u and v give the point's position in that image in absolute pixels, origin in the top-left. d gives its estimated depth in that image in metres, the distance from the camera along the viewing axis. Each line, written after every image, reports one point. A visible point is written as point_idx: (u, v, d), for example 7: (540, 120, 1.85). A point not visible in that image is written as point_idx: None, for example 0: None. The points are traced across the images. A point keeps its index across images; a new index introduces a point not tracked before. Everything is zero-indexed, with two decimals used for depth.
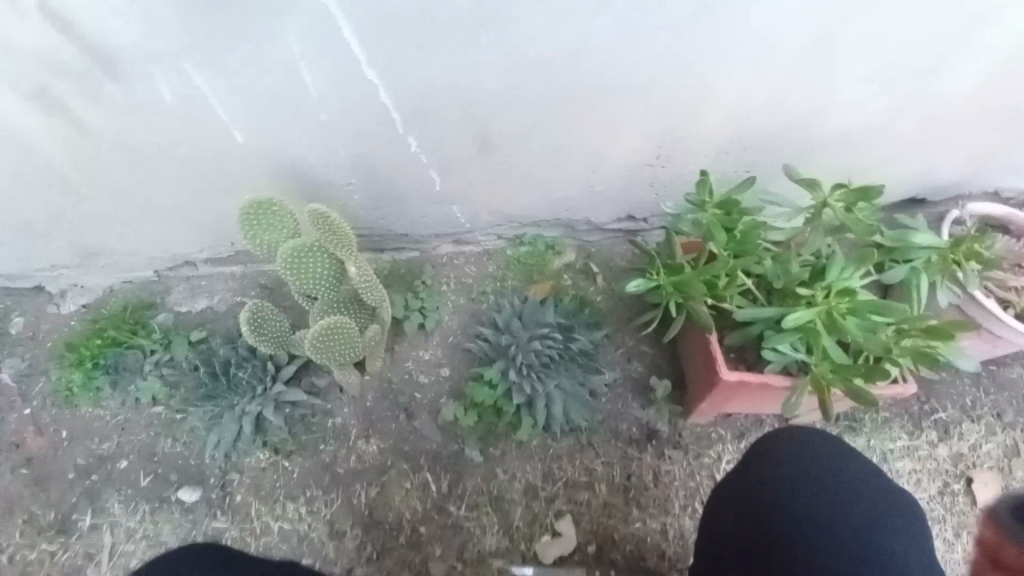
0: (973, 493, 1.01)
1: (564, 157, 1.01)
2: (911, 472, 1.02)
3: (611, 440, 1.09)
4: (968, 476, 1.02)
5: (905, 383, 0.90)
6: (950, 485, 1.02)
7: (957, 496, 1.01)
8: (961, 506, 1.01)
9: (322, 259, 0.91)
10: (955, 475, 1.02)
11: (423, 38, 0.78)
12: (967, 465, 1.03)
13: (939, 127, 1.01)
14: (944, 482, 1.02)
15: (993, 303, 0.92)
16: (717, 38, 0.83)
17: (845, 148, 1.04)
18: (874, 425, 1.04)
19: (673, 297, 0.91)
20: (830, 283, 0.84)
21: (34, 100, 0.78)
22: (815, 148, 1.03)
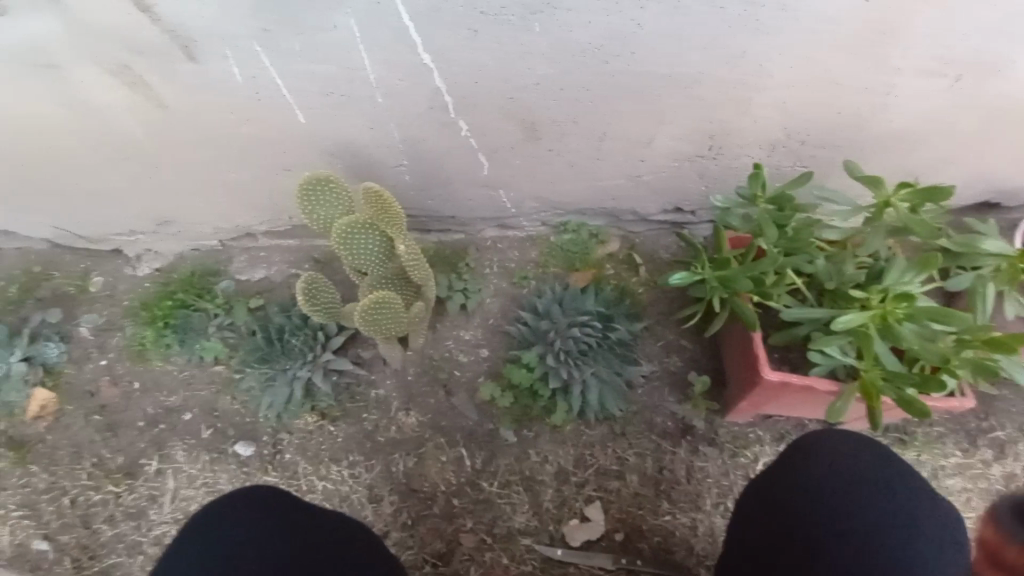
0: None
1: (612, 146, 1.01)
2: (962, 489, 0.97)
3: (645, 431, 1.09)
4: None
5: (961, 396, 0.86)
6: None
7: None
8: None
9: (374, 236, 0.94)
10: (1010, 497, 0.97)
11: (476, 23, 0.79)
12: None
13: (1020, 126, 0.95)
14: None
15: None
16: (777, 28, 0.80)
17: (912, 146, 0.99)
18: (924, 437, 1.00)
19: (718, 292, 0.90)
20: (886, 287, 0.81)
21: (118, 76, 0.85)
22: (880, 146, 0.99)
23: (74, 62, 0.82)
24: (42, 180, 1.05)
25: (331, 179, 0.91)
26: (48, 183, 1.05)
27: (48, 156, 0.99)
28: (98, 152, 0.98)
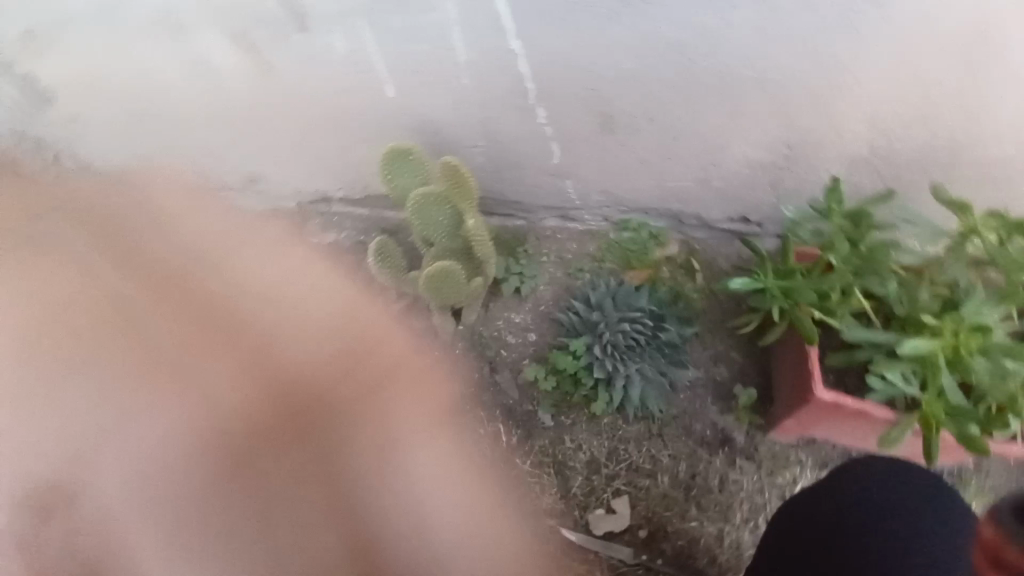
0: None
1: (685, 147, 1.01)
2: None
3: (683, 436, 1.09)
4: None
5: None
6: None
7: None
8: None
9: (445, 209, 1.00)
10: None
11: (567, 13, 0.81)
12: None
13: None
14: None
15: None
16: (877, 40, 0.78)
17: (1012, 177, 0.93)
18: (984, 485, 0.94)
19: (779, 302, 0.89)
20: (963, 318, 0.78)
21: (232, 39, 0.93)
22: (974, 173, 0.94)
23: (198, 24, 0.91)
24: (149, 139, 1.15)
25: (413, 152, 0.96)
26: (154, 143, 1.15)
27: (161, 114, 1.09)
28: (203, 109, 1.08)
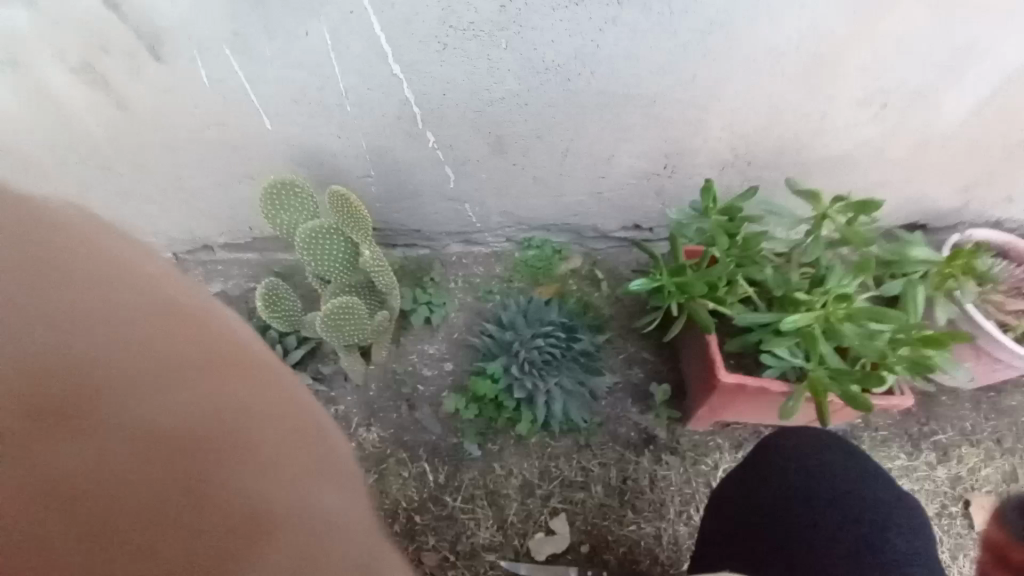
0: (969, 517, 1.02)
1: (576, 163, 1.06)
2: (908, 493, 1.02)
3: (609, 443, 1.10)
4: (965, 499, 1.02)
5: (903, 395, 0.93)
6: (943, 505, 1.02)
7: (953, 518, 1.01)
8: (957, 529, 1.01)
9: (340, 241, 0.95)
10: (952, 497, 1.02)
11: (446, 37, 0.82)
12: (964, 488, 1.03)
13: (946, 149, 1.05)
14: (941, 504, 1.02)
15: (988, 322, 0.99)
16: (727, 55, 0.88)
17: (849, 168, 1.08)
18: (872, 444, 1.05)
19: (677, 298, 0.94)
20: (828, 290, 0.87)
21: (76, 73, 0.83)
22: (819, 167, 1.08)
23: (33, 58, 0.80)
24: None
25: (299, 186, 0.91)
26: None
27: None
28: (50, 155, 0.95)
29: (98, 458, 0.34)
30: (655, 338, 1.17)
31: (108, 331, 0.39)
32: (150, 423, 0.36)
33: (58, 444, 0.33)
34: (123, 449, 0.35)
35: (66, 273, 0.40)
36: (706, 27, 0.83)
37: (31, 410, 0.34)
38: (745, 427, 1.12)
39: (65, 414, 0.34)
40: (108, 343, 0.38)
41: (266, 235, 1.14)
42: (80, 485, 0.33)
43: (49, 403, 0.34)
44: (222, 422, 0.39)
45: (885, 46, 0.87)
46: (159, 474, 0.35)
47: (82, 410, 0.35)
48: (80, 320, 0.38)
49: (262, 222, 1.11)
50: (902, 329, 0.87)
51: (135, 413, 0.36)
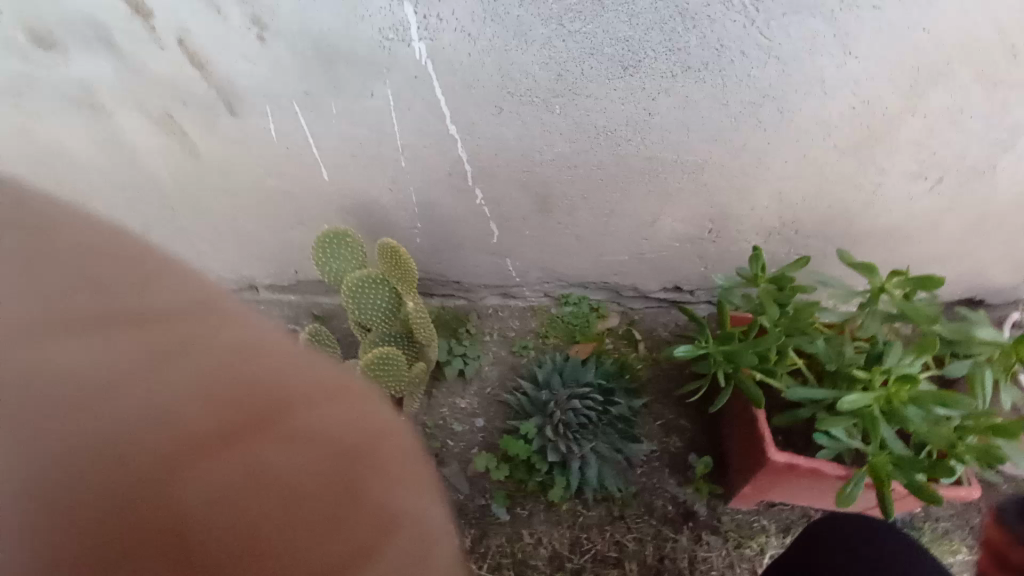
0: None
1: (618, 224, 1.06)
2: None
3: (645, 516, 1.04)
4: None
5: (971, 487, 0.86)
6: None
7: None
8: None
9: (384, 291, 0.96)
10: None
11: (501, 101, 0.86)
12: None
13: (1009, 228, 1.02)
14: None
15: None
16: (776, 127, 0.88)
17: (900, 241, 1.05)
18: (935, 538, 0.96)
19: (723, 367, 0.91)
20: (888, 369, 0.83)
21: (157, 122, 0.89)
22: (869, 239, 1.05)
23: (124, 108, 0.87)
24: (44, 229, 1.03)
25: (350, 236, 0.94)
26: None
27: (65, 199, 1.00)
28: (122, 195, 1.01)
29: (278, 474, 0.28)
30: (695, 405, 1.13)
31: (265, 351, 0.33)
32: (328, 439, 0.29)
33: (253, 452, 0.28)
34: (297, 462, 0.28)
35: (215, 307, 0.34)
36: (759, 99, 0.84)
37: (219, 415, 0.29)
38: (793, 510, 1.04)
39: (236, 426, 0.29)
40: (270, 353, 0.32)
41: (310, 279, 1.17)
42: (262, 509, 0.27)
43: (239, 416, 0.29)
44: (392, 446, 0.31)
45: (938, 126, 0.86)
46: (338, 500, 0.28)
47: (262, 418, 0.29)
48: (242, 344, 0.32)
49: (308, 267, 1.14)
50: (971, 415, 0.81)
51: (315, 428, 0.30)
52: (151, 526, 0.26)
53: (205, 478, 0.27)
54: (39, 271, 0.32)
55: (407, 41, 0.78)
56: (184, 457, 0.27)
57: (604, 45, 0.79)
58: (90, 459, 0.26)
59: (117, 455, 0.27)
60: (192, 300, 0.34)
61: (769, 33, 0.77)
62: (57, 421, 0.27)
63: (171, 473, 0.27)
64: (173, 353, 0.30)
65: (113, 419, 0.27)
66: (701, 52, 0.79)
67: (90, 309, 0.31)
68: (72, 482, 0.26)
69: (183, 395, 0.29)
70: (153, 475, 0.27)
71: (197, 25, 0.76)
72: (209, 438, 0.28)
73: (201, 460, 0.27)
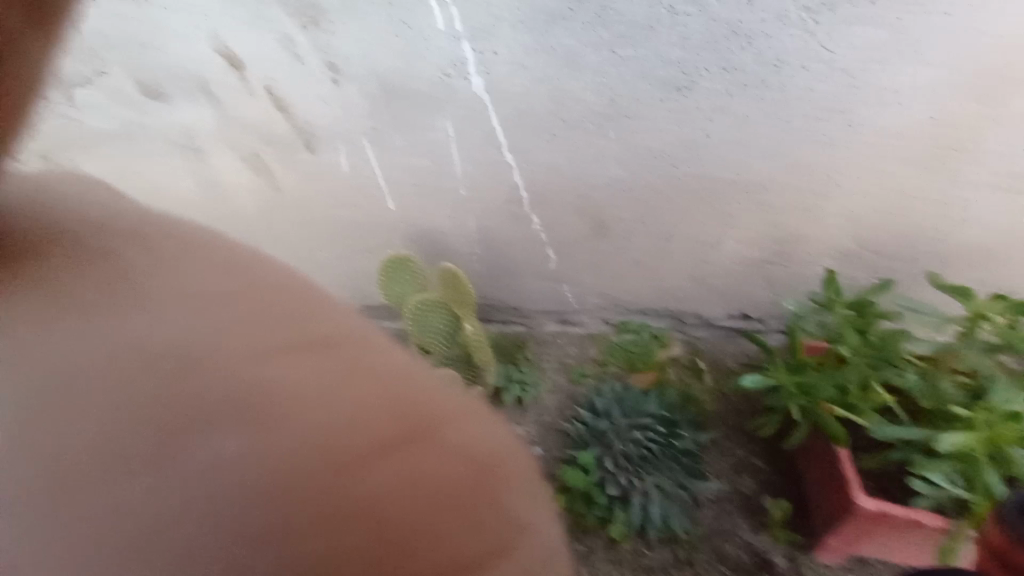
0: None
1: (678, 248, 1.03)
2: None
3: (715, 563, 0.96)
4: None
5: None
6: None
7: None
8: None
9: (443, 316, 0.99)
10: None
11: (555, 128, 0.87)
12: None
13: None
14: None
15: None
16: (843, 142, 0.83)
17: (1004, 262, 0.95)
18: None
19: (797, 399, 0.84)
20: (992, 407, 0.74)
21: (245, 162, 0.98)
22: (966, 260, 0.95)
23: (218, 150, 0.97)
24: None
25: (411, 262, 0.98)
26: None
27: None
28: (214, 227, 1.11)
29: (431, 474, 0.31)
30: (768, 443, 1.05)
31: (409, 370, 0.37)
32: (471, 449, 0.33)
33: (420, 453, 0.32)
34: (454, 463, 0.32)
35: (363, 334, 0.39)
36: (826, 113, 0.80)
37: (391, 416, 0.33)
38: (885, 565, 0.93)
39: (402, 431, 0.33)
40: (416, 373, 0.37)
41: (376, 304, 1.22)
42: (429, 501, 0.30)
43: (405, 422, 0.33)
44: (513, 460, 0.35)
45: None
46: (473, 506, 0.31)
47: (421, 429, 0.33)
48: (393, 368, 0.37)
49: (373, 293, 1.20)
50: None
51: (456, 441, 0.33)
52: (348, 512, 0.29)
53: (383, 475, 0.31)
54: (209, 304, 0.37)
55: (464, 76, 0.82)
56: (367, 456, 0.31)
57: (656, 69, 0.79)
58: (295, 459, 0.31)
59: (308, 456, 0.31)
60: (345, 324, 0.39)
61: (831, 46, 0.74)
62: (263, 424, 0.32)
63: (354, 470, 0.31)
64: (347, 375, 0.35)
65: (304, 423, 0.32)
66: (758, 69, 0.77)
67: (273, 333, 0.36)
68: (275, 476, 0.30)
69: (366, 407, 0.33)
70: (337, 471, 0.31)
71: (279, 74, 0.85)
72: (384, 442, 0.32)
73: (377, 461, 0.31)
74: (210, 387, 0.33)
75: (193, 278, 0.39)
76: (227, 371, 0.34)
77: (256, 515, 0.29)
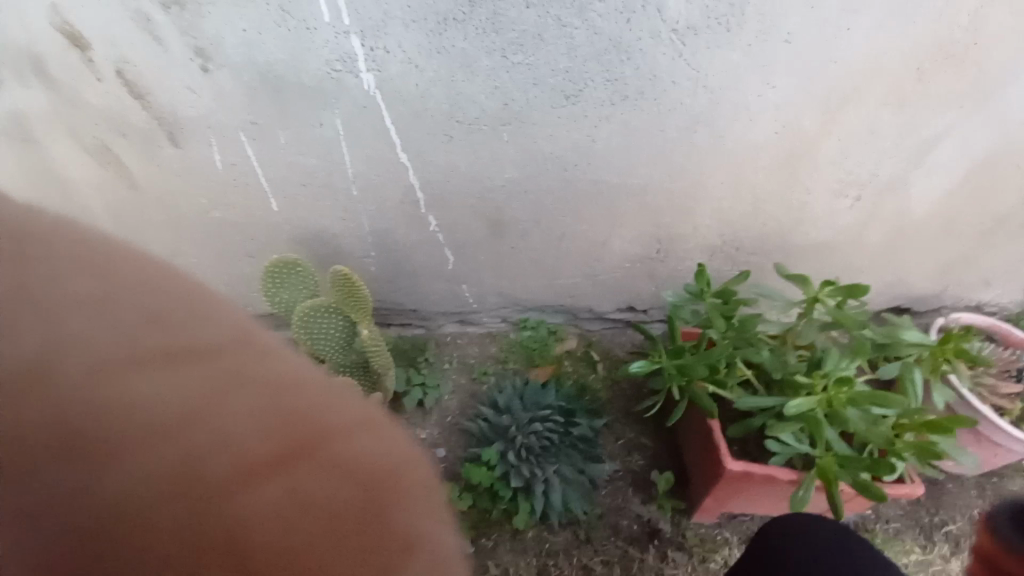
0: None
1: (570, 246, 1.09)
2: None
3: (611, 536, 1.03)
4: None
5: (913, 484, 0.91)
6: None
7: None
8: None
9: (336, 320, 0.94)
10: None
11: (451, 130, 0.88)
12: None
13: (925, 237, 1.11)
14: None
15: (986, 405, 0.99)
16: (709, 150, 0.94)
17: (832, 254, 1.14)
18: (887, 537, 1.00)
19: (676, 380, 0.93)
20: (827, 373, 0.88)
21: (93, 154, 0.86)
22: (803, 254, 1.13)
23: (58, 140, 0.84)
24: None
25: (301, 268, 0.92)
26: None
27: None
28: None
29: (315, 496, 0.26)
30: (654, 420, 1.15)
31: (296, 381, 0.32)
32: (358, 465, 0.28)
33: (292, 472, 0.27)
34: (326, 483, 0.27)
35: (252, 344, 0.33)
36: (694, 124, 0.90)
37: (267, 434, 0.28)
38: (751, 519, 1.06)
39: (279, 449, 0.27)
40: (301, 388, 0.31)
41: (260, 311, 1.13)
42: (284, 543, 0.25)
43: (280, 437, 0.28)
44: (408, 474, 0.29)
45: (853, 143, 0.94)
46: (370, 527, 0.26)
47: (304, 444, 0.28)
48: (281, 381, 0.31)
49: (257, 299, 1.11)
50: (905, 414, 0.88)
51: (347, 453, 0.28)
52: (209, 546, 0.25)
53: (238, 523, 0.25)
54: (112, 310, 0.30)
55: (355, 73, 0.80)
56: (229, 481, 0.26)
57: (546, 76, 0.83)
58: (146, 480, 0.26)
59: (142, 494, 0.26)
60: (234, 335, 0.33)
61: (696, 64, 0.83)
62: (219, 391, 0.29)
63: (233, 492, 0.26)
64: (208, 391, 0.29)
65: (172, 452, 0.27)
66: (637, 81, 0.84)
67: (122, 338, 0.29)
68: (89, 513, 0.25)
69: (253, 409, 0.29)
70: (194, 505, 0.26)
71: (137, 54, 0.75)
72: (252, 465, 0.27)
73: (237, 487, 0.26)
74: (59, 406, 0.26)
75: (63, 283, 0.30)
76: (100, 368, 0.28)
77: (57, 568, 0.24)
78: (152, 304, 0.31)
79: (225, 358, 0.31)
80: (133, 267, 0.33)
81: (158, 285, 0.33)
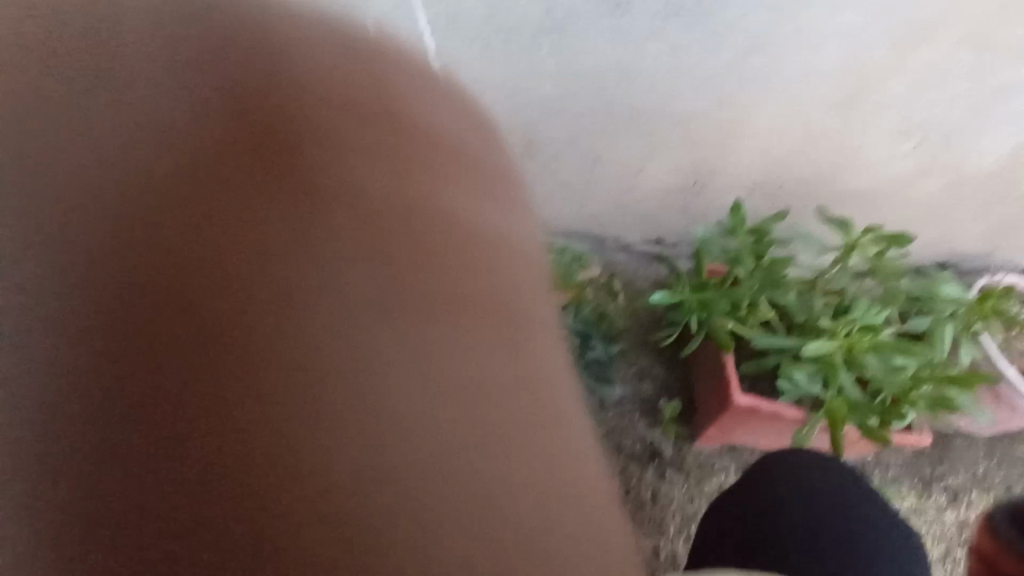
0: None
1: (602, 172, 1.06)
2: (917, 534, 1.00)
3: (613, 453, 1.09)
4: (973, 544, 1.01)
5: (920, 434, 0.94)
6: (947, 546, 1.00)
7: (960, 563, 1.00)
8: (963, 573, 0.99)
9: None
10: (960, 541, 1.01)
11: (490, 37, 0.83)
12: (973, 533, 1.01)
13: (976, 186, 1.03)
14: (947, 547, 1.00)
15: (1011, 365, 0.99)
16: (763, 77, 0.87)
17: (879, 202, 1.07)
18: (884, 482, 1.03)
19: (696, 314, 0.94)
20: (853, 320, 0.88)
21: None
22: (847, 200, 1.07)
23: None
24: None
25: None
26: None
27: None
28: None
29: (434, 430, 0.34)
30: (668, 352, 1.16)
31: (459, 255, 0.39)
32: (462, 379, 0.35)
33: (422, 380, 0.34)
34: (464, 411, 0.35)
35: (418, 221, 0.38)
36: (750, 46, 0.83)
37: (410, 337, 0.35)
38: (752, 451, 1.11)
39: (418, 344, 0.35)
40: (457, 280, 0.38)
41: None
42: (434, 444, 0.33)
43: (411, 336, 0.35)
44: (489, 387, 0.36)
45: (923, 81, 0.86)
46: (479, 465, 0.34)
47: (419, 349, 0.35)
48: (431, 254, 0.38)
49: None
50: (926, 366, 0.88)
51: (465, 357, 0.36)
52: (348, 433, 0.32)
53: (253, 380, 0.32)
54: (339, 159, 0.37)
55: None
56: (379, 358, 0.34)
57: None
58: (300, 366, 0.32)
59: (282, 348, 0.33)
60: (400, 209, 0.38)
61: None
62: (394, 275, 0.36)
63: (376, 378, 0.33)
64: (361, 262, 0.36)
65: (350, 341, 0.34)
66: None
67: (337, 196, 0.37)
68: (269, 379, 0.32)
69: (363, 263, 0.36)
70: (316, 385, 0.32)
71: None
72: (390, 354, 0.34)
73: (384, 368, 0.34)
74: (174, 258, 0.33)
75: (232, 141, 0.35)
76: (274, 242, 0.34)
77: (154, 398, 0.31)
78: (359, 180, 0.38)
79: (435, 241, 0.38)
80: (344, 126, 0.38)
81: (370, 127, 0.39)
